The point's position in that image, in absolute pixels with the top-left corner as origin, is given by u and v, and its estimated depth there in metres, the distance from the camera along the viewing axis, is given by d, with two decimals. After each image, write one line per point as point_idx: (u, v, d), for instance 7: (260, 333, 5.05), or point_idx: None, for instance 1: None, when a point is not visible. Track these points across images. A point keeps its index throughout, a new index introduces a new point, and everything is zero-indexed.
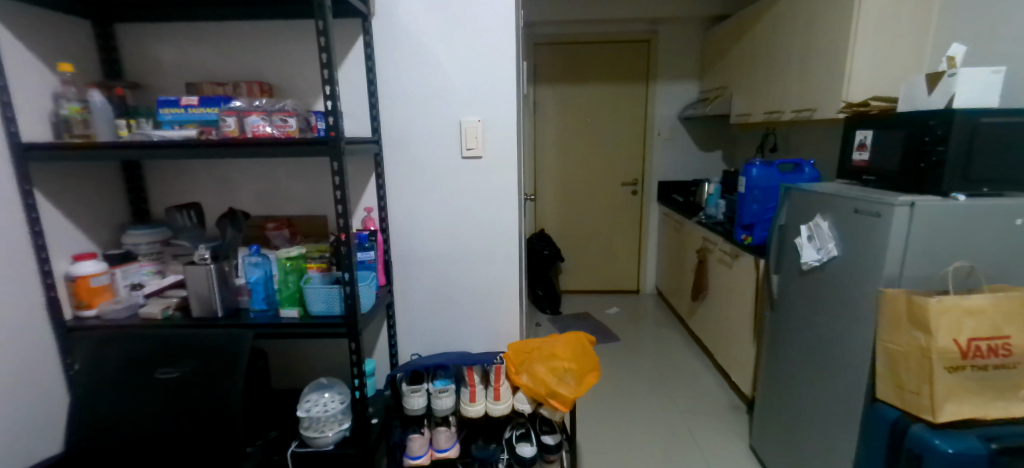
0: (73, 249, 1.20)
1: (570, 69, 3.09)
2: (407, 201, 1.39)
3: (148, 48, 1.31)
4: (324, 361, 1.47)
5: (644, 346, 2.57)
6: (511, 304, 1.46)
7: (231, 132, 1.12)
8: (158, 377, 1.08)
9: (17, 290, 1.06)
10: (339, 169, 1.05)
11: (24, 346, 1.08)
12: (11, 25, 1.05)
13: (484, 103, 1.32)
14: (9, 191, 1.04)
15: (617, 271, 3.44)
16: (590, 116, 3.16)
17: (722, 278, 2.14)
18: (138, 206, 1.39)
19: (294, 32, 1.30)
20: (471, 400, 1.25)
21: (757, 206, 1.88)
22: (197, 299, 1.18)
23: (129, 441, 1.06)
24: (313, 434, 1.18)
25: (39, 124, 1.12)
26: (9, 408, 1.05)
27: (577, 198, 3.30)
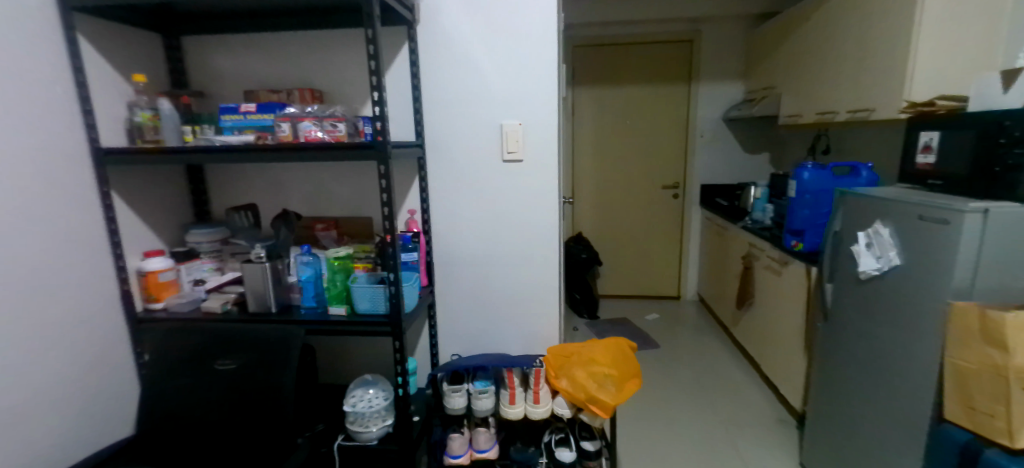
0: (143, 246, 1.29)
1: (608, 71, 3.05)
2: (449, 204, 1.41)
3: (209, 58, 1.38)
4: (368, 358, 1.52)
5: (685, 354, 2.51)
6: (551, 308, 1.46)
7: (286, 137, 1.19)
8: (216, 368, 1.14)
9: (97, 283, 1.16)
10: (385, 172, 1.09)
11: (102, 335, 1.17)
12: (93, 40, 1.14)
13: (525, 106, 1.33)
14: (90, 192, 1.13)
15: (656, 276, 3.37)
16: (629, 119, 3.11)
17: (769, 286, 2.06)
18: (200, 207, 1.47)
19: (343, 39, 1.35)
20: (510, 402, 1.26)
21: (809, 211, 1.79)
22: (253, 295, 1.24)
23: (191, 428, 1.13)
24: (358, 429, 1.22)
25: (116, 130, 1.21)
26: (88, 392, 1.14)
27: (615, 202, 3.26)
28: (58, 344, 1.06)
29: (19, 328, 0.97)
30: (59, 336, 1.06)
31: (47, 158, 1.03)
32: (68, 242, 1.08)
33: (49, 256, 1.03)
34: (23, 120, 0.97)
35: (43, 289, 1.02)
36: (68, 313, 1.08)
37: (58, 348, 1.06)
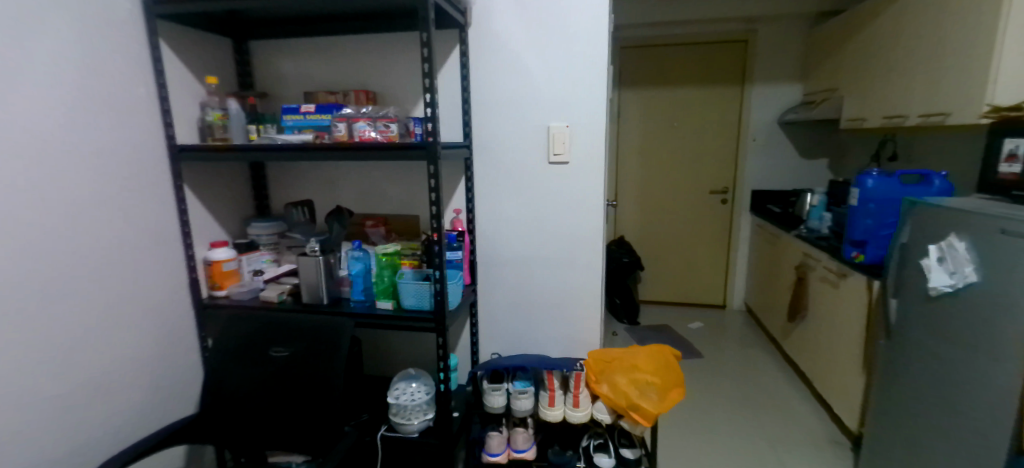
0: (210, 237, 1.39)
1: (656, 72, 2.98)
2: (495, 204, 1.42)
3: (273, 60, 1.46)
4: (410, 353, 1.55)
5: (730, 366, 2.41)
6: (593, 312, 1.44)
7: (342, 137, 1.24)
8: (271, 354, 1.21)
9: (169, 269, 1.25)
10: (434, 171, 1.12)
11: (172, 317, 1.27)
12: (173, 45, 1.24)
13: (573, 108, 1.32)
14: (166, 185, 1.23)
15: (700, 283, 3.27)
16: (676, 121, 3.03)
17: (825, 298, 1.95)
18: (261, 202, 1.56)
19: (397, 42, 1.39)
20: (550, 404, 1.26)
21: (872, 221, 1.68)
22: (307, 287, 1.31)
23: (248, 410, 1.20)
24: (401, 421, 1.25)
25: (190, 129, 1.31)
26: (159, 369, 1.24)
27: (659, 206, 3.18)
28: (132, 324, 1.15)
29: (99, 306, 1.06)
30: (133, 317, 1.15)
31: (128, 153, 1.12)
32: (144, 230, 1.17)
33: (126, 242, 1.12)
34: (109, 117, 1.07)
35: (121, 272, 1.11)
36: (141, 295, 1.18)
37: (134, 328, 1.15)
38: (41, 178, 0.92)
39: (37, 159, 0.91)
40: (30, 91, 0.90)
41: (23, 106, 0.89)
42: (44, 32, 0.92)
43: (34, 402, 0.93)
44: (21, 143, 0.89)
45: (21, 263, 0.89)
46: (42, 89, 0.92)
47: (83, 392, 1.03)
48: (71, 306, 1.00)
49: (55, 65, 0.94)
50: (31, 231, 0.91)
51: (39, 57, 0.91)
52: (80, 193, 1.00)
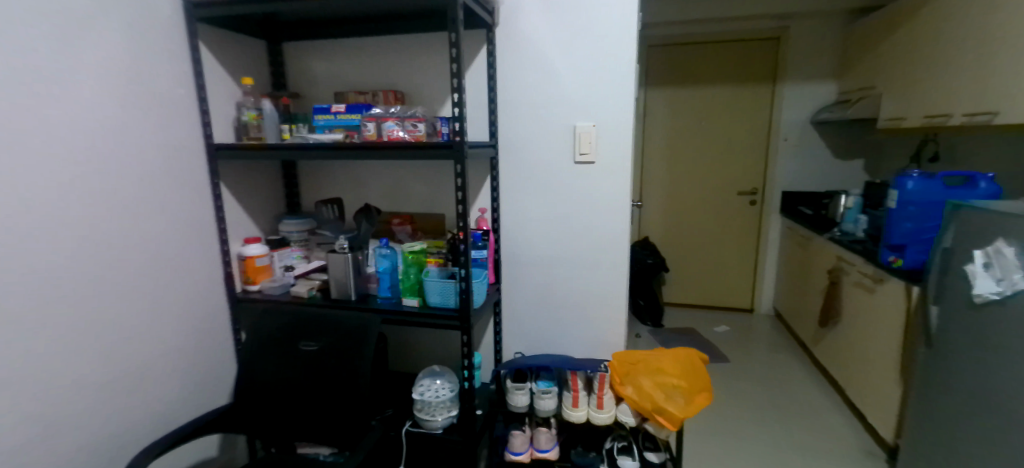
0: (244, 233, 1.43)
1: (684, 70, 2.93)
2: (520, 203, 1.42)
3: (304, 61, 1.49)
4: (435, 350, 1.57)
5: (757, 371, 2.36)
6: (618, 313, 1.43)
7: (371, 136, 1.26)
8: (301, 348, 1.24)
9: (205, 264, 1.30)
10: (461, 170, 1.13)
11: (207, 310, 1.31)
12: (211, 47, 1.28)
13: (600, 107, 1.31)
14: (203, 183, 1.28)
15: (727, 286, 3.20)
16: (704, 121, 2.98)
17: (860, 304, 1.88)
18: (292, 199, 1.60)
19: (426, 43, 1.41)
20: (573, 405, 1.26)
21: (912, 224, 1.62)
22: (336, 283, 1.34)
23: (278, 402, 1.24)
24: (425, 417, 1.27)
25: (227, 128, 1.35)
26: (195, 360, 1.29)
27: (685, 208, 3.13)
28: (170, 316, 1.20)
29: (138, 299, 1.10)
30: (171, 309, 1.20)
31: (168, 152, 1.17)
32: (182, 226, 1.22)
33: (165, 238, 1.17)
34: (149, 117, 1.11)
35: (160, 266, 1.16)
36: (179, 289, 1.22)
37: (172, 319, 1.20)
38: (87, 175, 0.97)
39: (83, 157, 0.96)
40: (76, 92, 0.94)
41: (70, 105, 0.93)
42: (89, 35, 0.97)
43: (78, 388, 0.98)
44: (68, 142, 0.93)
45: (66, 256, 0.94)
46: (88, 90, 0.97)
47: (123, 380, 1.08)
48: (114, 298, 1.05)
49: (99, 66, 0.99)
50: (76, 225, 0.95)
51: (84, 59, 0.96)
52: (122, 190, 1.05)
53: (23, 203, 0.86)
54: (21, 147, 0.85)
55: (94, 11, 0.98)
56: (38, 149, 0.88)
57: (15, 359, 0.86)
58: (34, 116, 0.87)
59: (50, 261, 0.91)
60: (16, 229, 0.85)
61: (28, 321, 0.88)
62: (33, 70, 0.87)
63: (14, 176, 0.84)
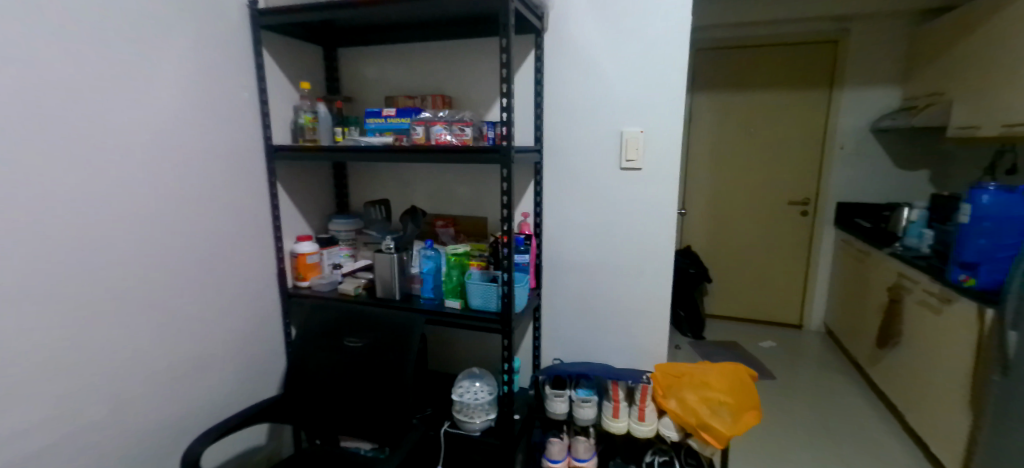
0: (296, 231, 1.49)
1: (734, 75, 2.84)
2: (564, 209, 1.42)
3: (357, 66, 1.54)
4: (474, 352, 1.58)
5: (806, 391, 2.25)
6: (661, 324, 1.40)
7: (419, 140, 1.29)
8: (347, 344, 1.28)
9: (261, 259, 1.36)
10: (508, 174, 1.14)
11: (261, 303, 1.38)
12: (273, 53, 1.34)
13: (650, 113, 1.29)
14: (261, 182, 1.34)
15: (773, 299, 3.08)
16: (754, 127, 2.87)
17: (924, 324, 1.76)
18: (341, 199, 1.65)
19: (476, 48, 1.42)
20: (615, 416, 1.24)
21: (987, 241, 1.49)
22: (381, 282, 1.37)
23: (325, 396, 1.28)
24: (463, 418, 1.27)
25: (284, 130, 1.41)
26: (249, 351, 1.35)
27: (732, 217, 3.02)
28: (227, 307, 1.26)
29: (197, 290, 1.17)
30: (228, 301, 1.27)
31: (231, 152, 1.23)
32: (241, 223, 1.29)
33: (225, 233, 1.24)
34: (215, 119, 1.18)
35: (220, 259, 1.23)
36: (236, 282, 1.29)
37: (228, 311, 1.27)
38: (154, 172, 1.03)
39: (151, 155, 1.03)
40: (149, 95, 1.01)
41: (140, 106, 1.00)
42: (160, 40, 1.03)
43: (139, 371, 1.04)
44: (140, 143, 1.00)
45: (133, 247, 1.01)
46: (157, 92, 1.03)
47: (182, 367, 1.14)
48: (175, 289, 1.11)
49: (169, 71, 1.06)
50: (142, 220, 1.02)
51: (155, 63, 1.03)
52: (186, 188, 1.11)
53: (94, 196, 0.92)
54: (93, 144, 0.91)
55: (165, 18, 1.04)
56: (109, 146, 0.94)
57: (84, 344, 0.93)
58: (106, 116, 0.93)
59: (117, 252, 0.97)
60: (87, 221, 0.91)
61: (96, 308, 0.94)
62: (107, 73, 0.93)
63: (87, 171, 0.90)
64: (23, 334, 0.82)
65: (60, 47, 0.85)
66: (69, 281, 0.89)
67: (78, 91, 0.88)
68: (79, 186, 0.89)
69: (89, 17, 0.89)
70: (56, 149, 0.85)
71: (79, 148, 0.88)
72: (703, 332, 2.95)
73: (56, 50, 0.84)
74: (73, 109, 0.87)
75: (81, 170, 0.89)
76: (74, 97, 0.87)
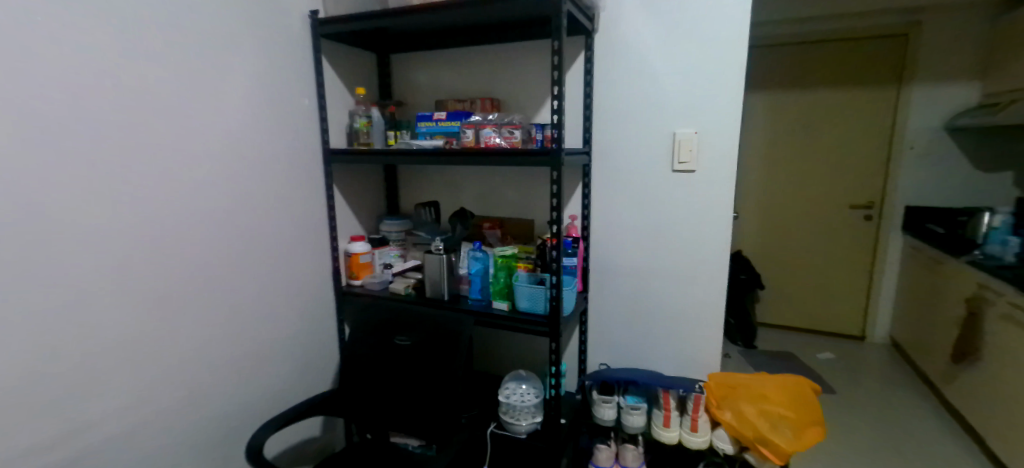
0: (350, 232, 1.54)
1: (792, 73, 2.71)
2: (613, 211, 1.40)
3: (409, 71, 1.58)
4: (519, 355, 1.58)
5: (869, 407, 2.11)
6: (714, 332, 1.35)
7: (469, 143, 1.31)
8: (397, 343, 1.31)
9: (317, 258, 1.42)
10: (558, 177, 1.14)
11: (316, 301, 1.43)
12: (331, 60, 1.40)
13: (705, 113, 1.25)
14: (319, 184, 1.40)
15: (832, 309, 2.91)
16: (813, 127, 2.73)
17: (1008, 340, 1.62)
18: (392, 201, 1.70)
19: (525, 51, 1.43)
20: (665, 425, 1.21)
21: None
22: (430, 282, 1.40)
23: (377, 393, 1.31)
24: (510, 420, 1.27)
25: (340, 134, 1.47)
26: (305, 346, 1.40)
27: (788, 221, 2.88)
28: (286, 304, 1.32)
29: (259, 287, 1.23)
30: (288, 298, 1.33)
31: (291, 155, 1.29)
32: (300, 223, 1.34)
33: (285, 233, 1.29)
34: (277, 124, 1.24)
35: (280, 258, 1.29)
36: (295, 280, 1.35)
37: (287, 307, 1.33)
38: (223, 175, 1.10)
39: (218, 157, 1.09)
40: (219, 103, 1.08)
41: (209, 111, 1.06)
42: (229, 49, 1.09)
43: (205, 362, 1.10)
44: (210, 147, 1.07)
45: (201, 245, 1.07)
46: (227, 99, 1.10)
47: (245, 359, 1.21)
48: (240, 285, 1.17)
49: (237, 81, 1.12)
50: (210, 219, 1.08)
51: (226, 73, 1.09)
52: (251, 190, 1.18)
53: (168, 197, 0.98)
54: (168, 148, 0.98)
55: (233, 28, 1.10)
56: (182, 150, 1.00)
57: (161, 335, 1.00)
58: (179, 121, 0.99)
59: (187, 249, 1.04)
60: (163, 221, 0.98)
61: (171, 302, 1.01)
62: (183, 79, 0.99)
63: (164, 174, 0.97)
64: (103, 324, 0.89)
65: (140, 55, 0.91)
66: (145, 276, 0.96)
67: (155, 99, 0.94)
68: (155, 186, 0.95)
69: (169, 32, 0.96)
70: (136, 153, 0.91)
71: (157, 152, 0.95)
72: (755, 342, 2.83)
73: (141, 64, 0.91)
74: (151, 113, 0.94)
75: (159, 175, 0.96)
76: (153, 102, 0.94)
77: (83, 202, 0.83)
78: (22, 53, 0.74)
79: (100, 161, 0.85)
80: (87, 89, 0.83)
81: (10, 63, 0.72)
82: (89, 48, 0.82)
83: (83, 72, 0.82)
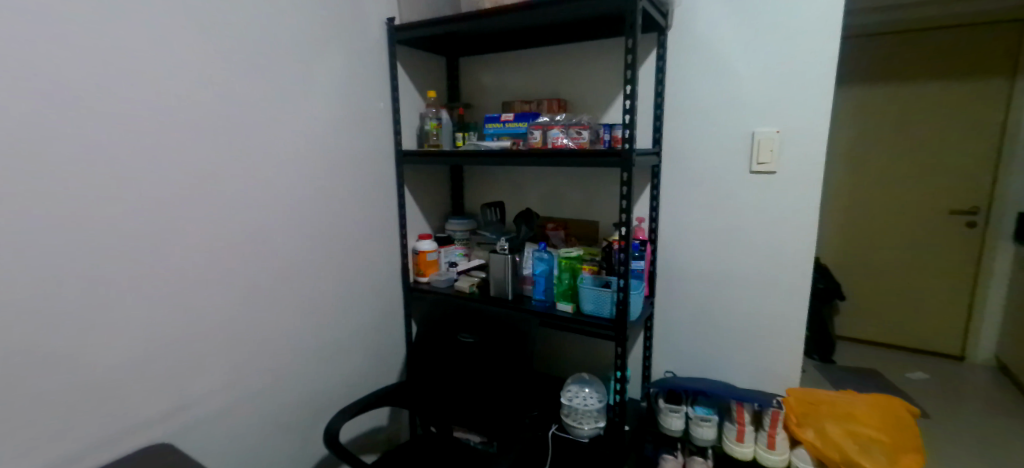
0: (418, 230, 1.59)
1: (882, 67, 2.51)
2: (684, 214, 1.35)
3: (477, 73, 1.61)
4: (582, 357, 1.57)
5: (970, 436, 1.90)
6: (793, 343, 1.27)
7: (536, 144, 1.30)
8: (462, 340, 1.34)
9: (388, 255, 1.48)
10: (627, 178, 1.11)
11: (386, 296, 1.49)
12: (404, 65, 1.45)
13: (787, 111, 1.17)
14: (391, 184, 1.45)
15: (925, 323, 2.65)
16: (907, 124, 2.50)
17: None
18: (457, 200, 1.73)
19: (594, 51, 1.41)
20: (738, 439, 1.15)
21: None
22: (494, 282, 1.42)
23: (445, 388, 1.35)
24: (572, 423, 1.26)
25: (411, 136, 1.52)
26: (375, 340, 1.47)
27: (872, 227, 2.66)
28: (359, 298, 1.39)
29: (336, 281, 1.30)
30: (360, 293, 1.39)
31: (366, 156, 1.35)
32: (374, 221, 1.41)
33: (359, 230, 1.36)
34: (354, 127, 1.30)
35: (354, 254, 1.35)
36: (367, 276, 1.41)
37: (360, 302, 1.39)
38: (305, 176, 1.18)
39: (301, 158, 1.16)
40: (304, 108, 1.16)
41: (294, 115, 1.13)
42: (313, 57, 1.17)
43: (287, 350, 1.18)
44: (294, 149, 1.14)
45: (285, 240, 1.14)
46: (311, 105, 1.17)
47: (321, 350, 1.28)
48: (319, 279, 1.25)
49: (320, 87, 1.19)
50: (294, 216, 1.16)
51: (311, 80, 1.17)
52: (330, 190, 1.25)
53: (259, 196, 1.06)
54: (259, 150, 1.05)
55: (317, 38, 1.17)
56: (270, 152, 1.08)
57: (250, 322, 1.08)
58: (269, 126, 1.07)
59: (273, 244, 1.11)
60: (253, 217, 1.06)
61: (260, 292, 1.09)
62: (272, 88, 1.07)
63: (255, 175, 1.05)
64: (203, 311, 0.98)
65: (234, 63, 0.99)
66: (239, 269, 1.04)
67: (248, 105, 1.02)
68: (247, 185, 1.03)
69: (262, 44, 1.04)
70: (233, 156, 1.00)
71: (248, 154, 1.03)
72: (834, 357, 2.63)
73: (236, 71, 0.99)
74: (246, 118, 1.02)
75: (251, 175, 1.04)
76: (245, 106, 1.01)
77: (187, 199, 0.92)
78: (138, 63, 0.82)
79: (201, 162, 0.94)
80: (190, 95, 0.91)
81: (127, 74, 0.80)
82: (193, 60, 0.90)
83: (187, 82, 0.90)
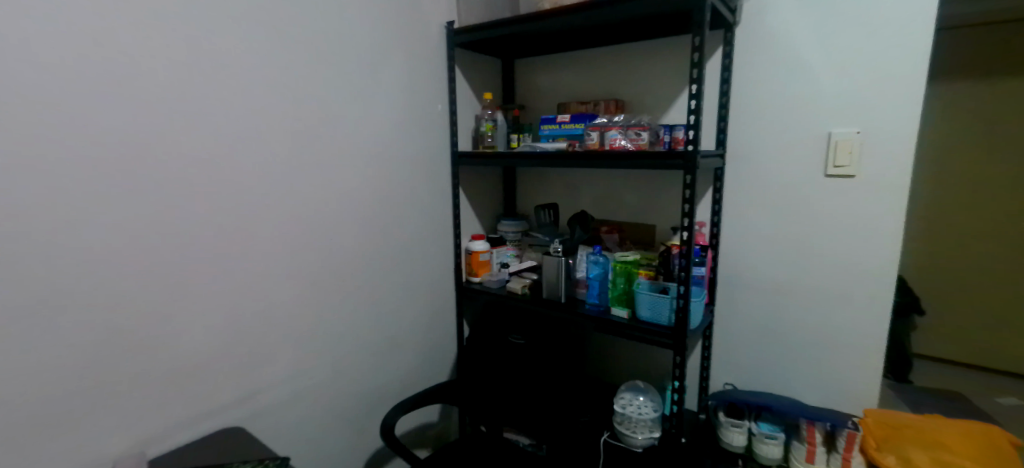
0: (471, 231, 1.61)
1: (970, 62, 2.32)
2: (749, 219, 1.29)
3: (532, 75, 1.61)
4: (635, 365, 1.54)
5: None
6: (869, 360, 1.18)
7: (593, 145, 1.28)
8: (515, 342, 1.34)
9: (441, 255, 1.50)
10: (691, 181, 1.07)
11: (439, 295, 1.51)
12: (462, 67, 1.47)
13: (870, 110, 1.09)
14: (445, 185, 1.47)
15: (1017, 343, 2.41)
16: (998, 124, 2.29)
17: None
18: (509, 202, 1.74)
19: (654, 49, 1.37)
20: (808, 461, 1.08)
21: None
22: (546, 284, 1.40)
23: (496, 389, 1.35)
24: (626, 431, 1.21)
25: (467, 137, 1.53)
26: (428, 338, 1.49)
27: (956, 236, 2.45)
28: (414, 296, 1.41)
29: (392, 279, 1.33)
30: (415, 291, 1.42)
31: (424, 158, 1.38)
32: (429, 221, 1.43)
33: (416, 230, 1.39)
34: (413, 129, 1.33)
35: (410, 253, 1.38)
36: (422, 274, 1.43)
37: (414, 300, 1.42)
38: (366, 176, 1.21)
39: (364, 159, 1.20)
40: (367, 111, 1.19)
41: (357, 118, 1.17)
42: (377, 62, 1.21)
43: (346, 345, 1.22)
44: (357, 151, 1.18)
45: (347, 238, 1.18)
46: (373, 107, 1.21)
47: (378, 346, 1.31)
48: (377, 277, 1.28)
49: (381, 90, 1.23)
50: (355, 216, 1.20)
51: (373, 83, 1.20)
52: (389, 189, 1.28)
53: (324, 195, 1.11)
54: (324, 152, 1.10)
55: (381, 43, 1.21)
56: (334, 153, 1.12)
57: (313, 317, 1.13)
58: (334, 128, 1.11)
59: (336, 242, 1.15)
60: (317, 216, 1.10)
61: (323, 289, 1.14)
62: (338, 91, 1.12)
63: (320, 175, 1.09)
64: (271, 304, 1.03)
65: (304, 68, 1.03)
66: (304, 265, 1.08)
67: (315, 108, 1.07)
68: (312, 185, 1.08)
69: (329, 50, 1.09)
70: (300, 157, 1.04)
71: (314, 155, 1.08)
72: (910, 376, 2.43)
73: (304, 77, 1.04)
74: (312, 121, 1.06)
75: (315, 175, 1.08)
76: (312, 108, 1.06)
77: (257, 197, 0.97)
78: (218, 69, 0.87)
79: (271, 162, 0.98)
80: (263, 99, 0.96)
81: (208, 79, 0.86)
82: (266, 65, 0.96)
83: (260, 87, 0.95)
